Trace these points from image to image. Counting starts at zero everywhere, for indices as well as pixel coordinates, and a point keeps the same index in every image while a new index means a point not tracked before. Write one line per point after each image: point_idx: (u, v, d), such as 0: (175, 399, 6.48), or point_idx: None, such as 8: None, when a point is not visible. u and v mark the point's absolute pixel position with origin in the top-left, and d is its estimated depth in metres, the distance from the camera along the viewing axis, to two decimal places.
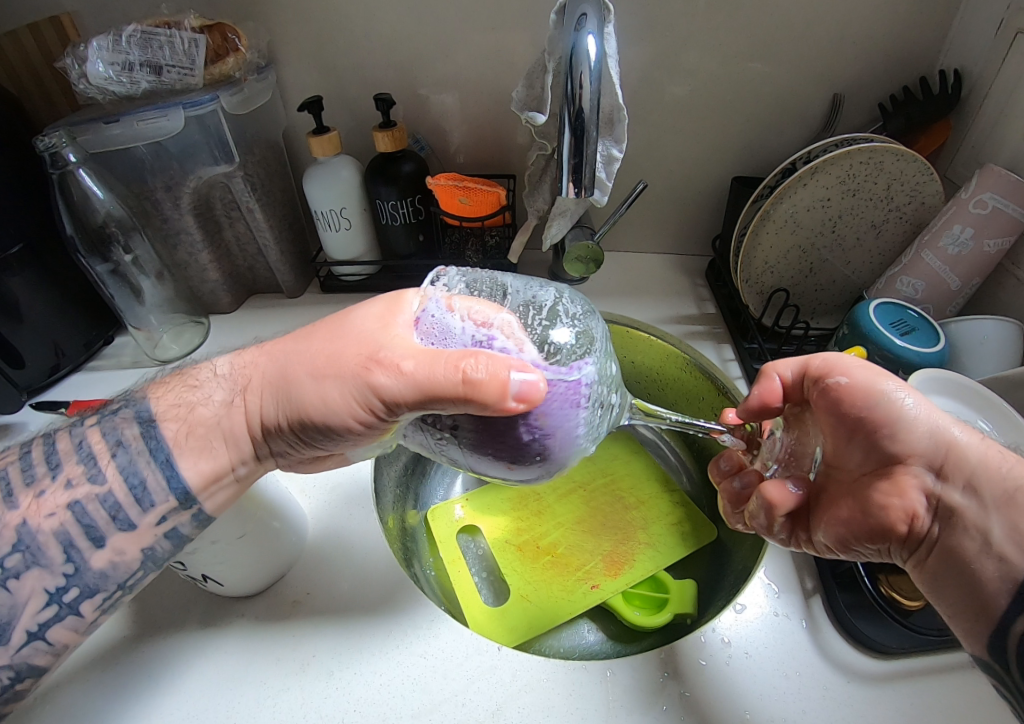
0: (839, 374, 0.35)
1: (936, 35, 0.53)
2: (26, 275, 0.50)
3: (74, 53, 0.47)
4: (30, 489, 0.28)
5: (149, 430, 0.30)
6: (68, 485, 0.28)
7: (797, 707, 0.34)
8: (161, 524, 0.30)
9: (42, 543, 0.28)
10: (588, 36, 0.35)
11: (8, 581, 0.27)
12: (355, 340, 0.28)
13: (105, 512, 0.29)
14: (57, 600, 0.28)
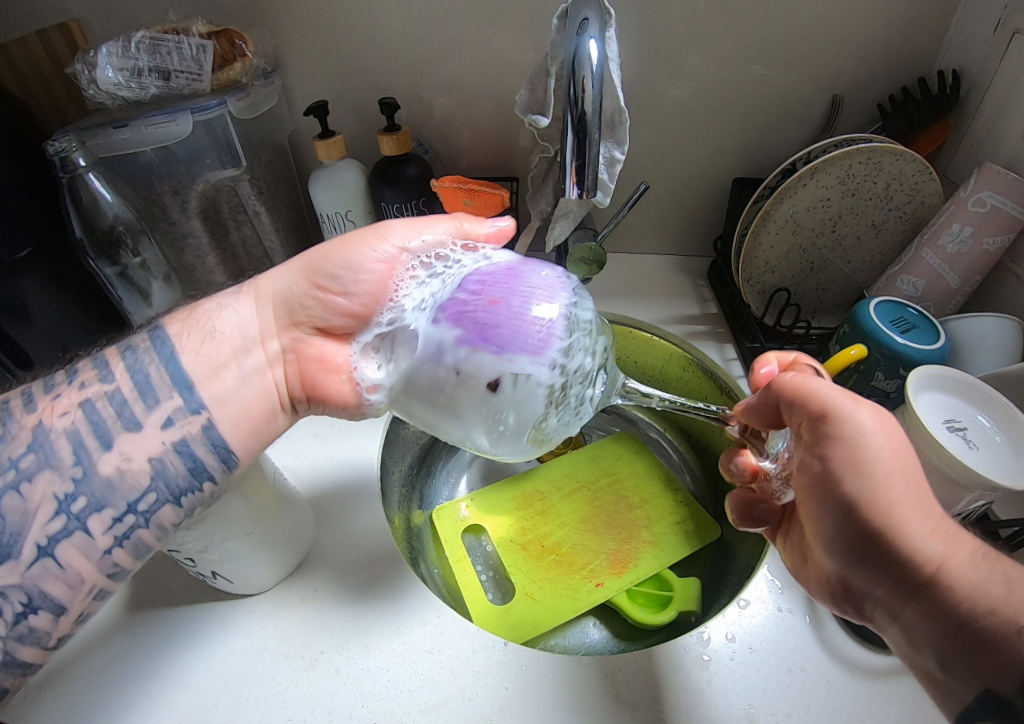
0: (808, 395, 0.30)
1: (934, 36, 0.54)
2: (36, 279, 0.51)
3: (83, 60, 0.48)
4: (46, 395, 0.30)
5: (157, 336, 0.34)
6: (81, 387, 0.31)
7: (802, 701, 0.34)
8: (167, 427, 0.31)
9: (53, 442, 0.28)
10: (590, 41, 0.36)
11: (21, 485, 0.27)
12: (341, 245, 0.38)
13: (115, 408, 0.30)
14: (65, 509, 0.27)
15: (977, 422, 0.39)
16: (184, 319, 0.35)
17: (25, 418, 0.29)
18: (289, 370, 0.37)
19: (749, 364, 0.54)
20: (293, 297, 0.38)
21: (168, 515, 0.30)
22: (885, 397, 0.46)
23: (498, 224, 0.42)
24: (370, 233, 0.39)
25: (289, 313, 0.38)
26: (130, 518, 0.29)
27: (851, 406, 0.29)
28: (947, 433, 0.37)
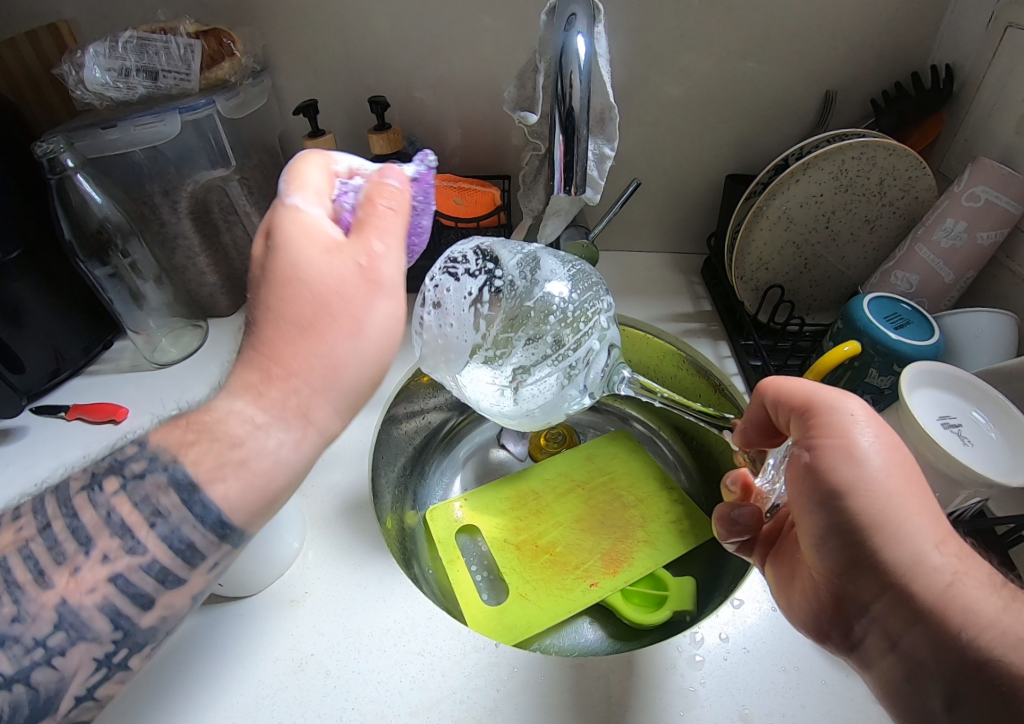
0: (806, 445, 0.29)
1: (928, 31, 0.54)
2: (27, 281, 0.51)
3: (71, 60, 0.48)
4: (62, 568, 0.24)
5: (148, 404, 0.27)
6: (105, 560, 0.24)
7: (797, 702, 0.34)
8: (216, 569, 0.27)
9: (87, 617, 0.24)
10: (578, 36, 0.35)
11: (53, 658, 0.23)
12: (307, 257, 0.26)
13: (156, 573, 0.25)
14: (107, 664, 0.25)
15: (972, 418, 0.38)
16: None
17: (44, 599, 0.23)
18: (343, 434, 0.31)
19: (744, 361, 0.53)
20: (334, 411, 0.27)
21: None
22: (879, 394, 0.46)
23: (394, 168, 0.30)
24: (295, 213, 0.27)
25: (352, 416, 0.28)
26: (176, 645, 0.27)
27: (850, 467, 0.27)
28: (941, 430, 0.37)
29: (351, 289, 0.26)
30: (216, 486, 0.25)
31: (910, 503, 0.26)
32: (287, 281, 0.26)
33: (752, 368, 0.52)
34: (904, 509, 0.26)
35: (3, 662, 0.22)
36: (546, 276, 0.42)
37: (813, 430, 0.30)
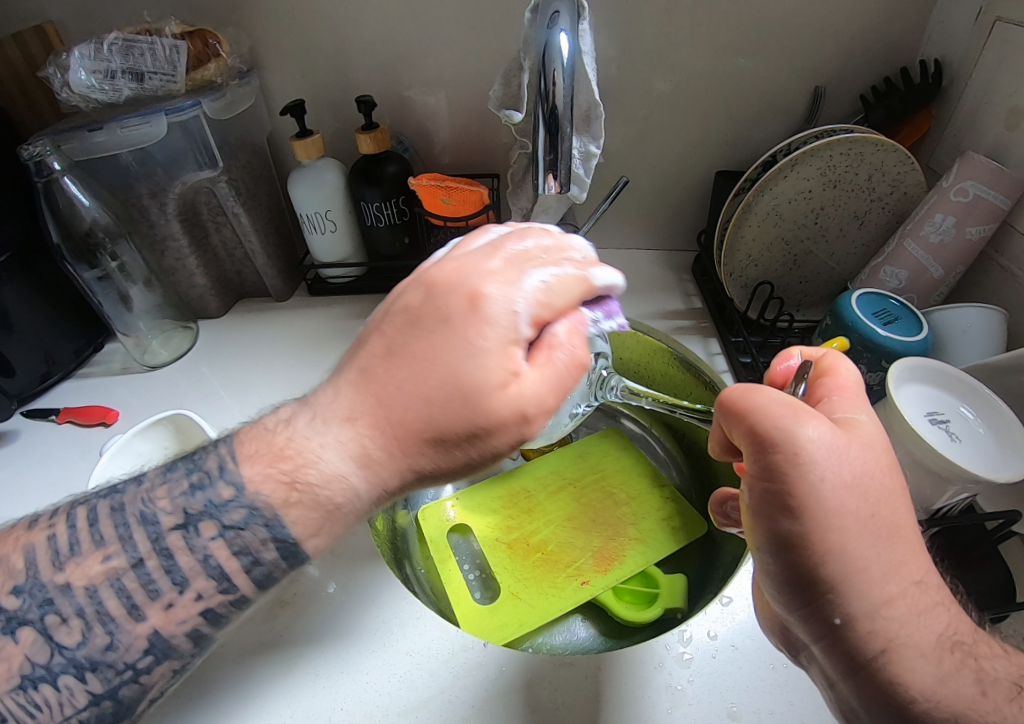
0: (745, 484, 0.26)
1: (916, 25, 0.53)
2: (16, 285, 0.51)
3: (55, 63, 0.48)
4: (154, 602, 0.26)
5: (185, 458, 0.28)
6: (196, 598, 0.26)
7: (785, 698, 0.34)
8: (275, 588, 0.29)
9: (171, 643, 0.26)
10: (560, 34, 0.35)
11: (139, 677, 0.26)
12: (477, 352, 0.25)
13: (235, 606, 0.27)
14: (183, 668, 0.28)
15: (960, 415, 0.38)
16: None
17: (138, 629, 0.26)
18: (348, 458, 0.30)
19: (734, 358, 0.53)
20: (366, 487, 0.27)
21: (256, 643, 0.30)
22: (868, 391, 0.46)
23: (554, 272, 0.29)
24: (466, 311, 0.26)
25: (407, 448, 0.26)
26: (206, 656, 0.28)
27: (783, 521, 0.24)
28: (929, 427, 0.37)
29: (509, 429, 0.25)
30: (291, 514, 0.26)
31: (855, 565, 0.23)
32: (433, 352, 0.25)
33: (742, 366, 0.52)
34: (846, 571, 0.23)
35: (99, 683, 0.25)
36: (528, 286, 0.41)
37: (760, 475, 0.25)
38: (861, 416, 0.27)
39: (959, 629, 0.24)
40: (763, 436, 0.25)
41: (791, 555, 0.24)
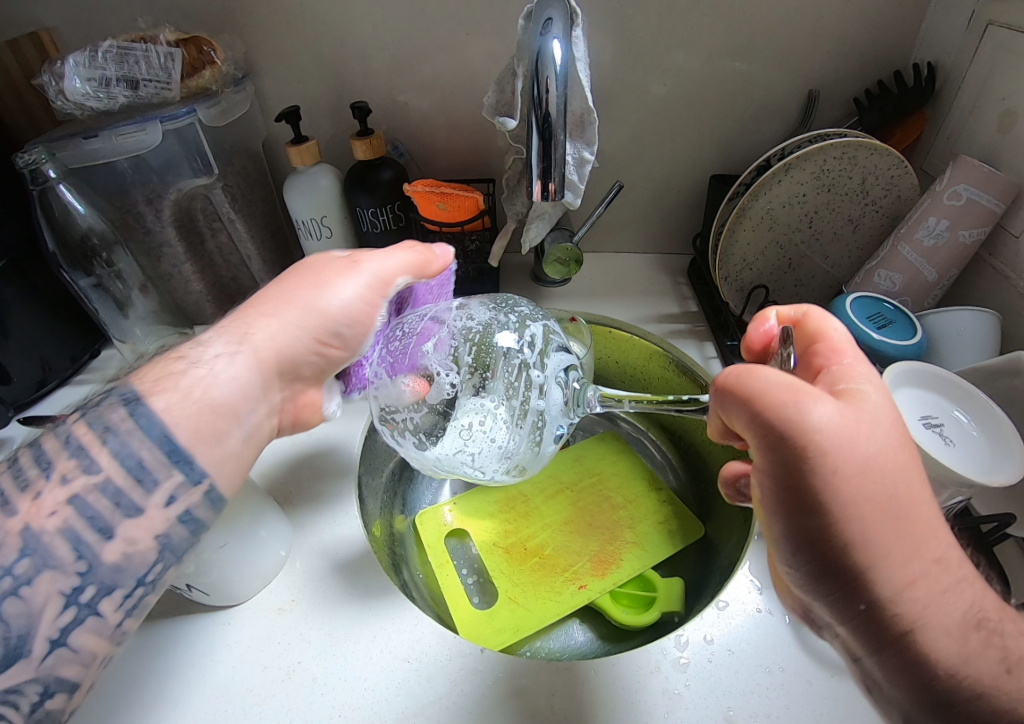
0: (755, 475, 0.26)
1: (909, 29, 0.54)
2: (10, 292, 0.51)
3: (51, 70, 0.48)
4: (25, 494, 0.25)
5: (123, 415, 0.28)
6: (63, 481, 0.26)
7: (780, 702, 0.34)
8: (171, 504, 0.28)
9: (49, 545, 0.25)
10: (554, 41, 0.35)
11: (20, 589, 0.24)
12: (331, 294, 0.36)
13: (188, 529, 0.29)
14: (74, 601, 0.25)
15: (954, 418, 0.39)
16: (151, 375, 0.30)
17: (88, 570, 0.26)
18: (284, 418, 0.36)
19: (729, 361, 0.54)
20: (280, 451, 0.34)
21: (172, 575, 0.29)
22: None
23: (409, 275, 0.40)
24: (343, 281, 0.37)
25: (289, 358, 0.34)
26: (140, 590, 0.28)
27: (800, 513, 0.24)
28: (922, 430, 0.37)
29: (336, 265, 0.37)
30: (217, 466, 0.30)
31: (878, 547, 0.24)
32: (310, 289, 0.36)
33: None
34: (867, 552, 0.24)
35: None
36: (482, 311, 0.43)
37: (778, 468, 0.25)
38: (861, 385, 0.27)
39: (984, 607, 0.26)
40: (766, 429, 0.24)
41: (821, 540, 0.24)
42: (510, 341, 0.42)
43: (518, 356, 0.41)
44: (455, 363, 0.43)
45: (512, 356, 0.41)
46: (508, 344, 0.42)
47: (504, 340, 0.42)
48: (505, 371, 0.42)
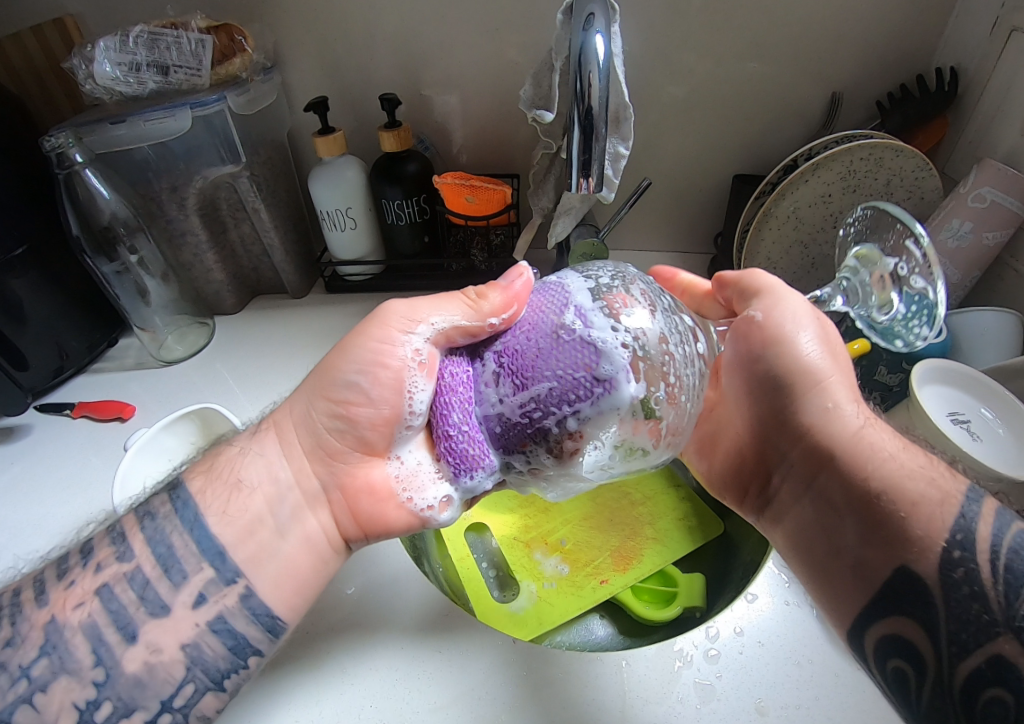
0: (758, 311, 0.37)
1: (932, 34, 0.54)
2: (30, 278, 0.50)
3: (80, 53, 0.48)
4: (58, 583, 0.30)
5: (178, 497, 0.33)
6: (96, 569, 0.30)
7: (810, 694, 0.34)
8: (196, 603, 0.31)
9: (69, 642, 0.28)
10: (597, 36, 0.36)
11: (35, 694, 0.26)
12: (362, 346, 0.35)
13: (223, 643, 0.31)
14: (89, 717, 0.27)
15: (980, 415, 0.39)
16: (206, 469, 0.35)
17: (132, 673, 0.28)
18: (336, 510, 0.36)
19: None
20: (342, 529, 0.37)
21: (208, 703, 0.30)
22: (888, 392, 0.47)
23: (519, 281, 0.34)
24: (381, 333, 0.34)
25: (323, 446, 0.36)
26: (167, 716, 0.29)
27: (786, 334, 0.36)
28: (950, 425, 0.38)
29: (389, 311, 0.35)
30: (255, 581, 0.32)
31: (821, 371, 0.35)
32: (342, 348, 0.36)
33: None
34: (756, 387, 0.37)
35: None
36: (581, 293, 0.30)
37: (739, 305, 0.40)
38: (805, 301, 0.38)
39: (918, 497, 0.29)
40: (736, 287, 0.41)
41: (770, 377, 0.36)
42: (649, 326, 0.29)
43: (639, 345, 0.28)
44: (619, 347, 0.27)
45: (641, 354, 0.28)
46: (631, 330, 0.28)
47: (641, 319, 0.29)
48: (668, 383, 0.29)
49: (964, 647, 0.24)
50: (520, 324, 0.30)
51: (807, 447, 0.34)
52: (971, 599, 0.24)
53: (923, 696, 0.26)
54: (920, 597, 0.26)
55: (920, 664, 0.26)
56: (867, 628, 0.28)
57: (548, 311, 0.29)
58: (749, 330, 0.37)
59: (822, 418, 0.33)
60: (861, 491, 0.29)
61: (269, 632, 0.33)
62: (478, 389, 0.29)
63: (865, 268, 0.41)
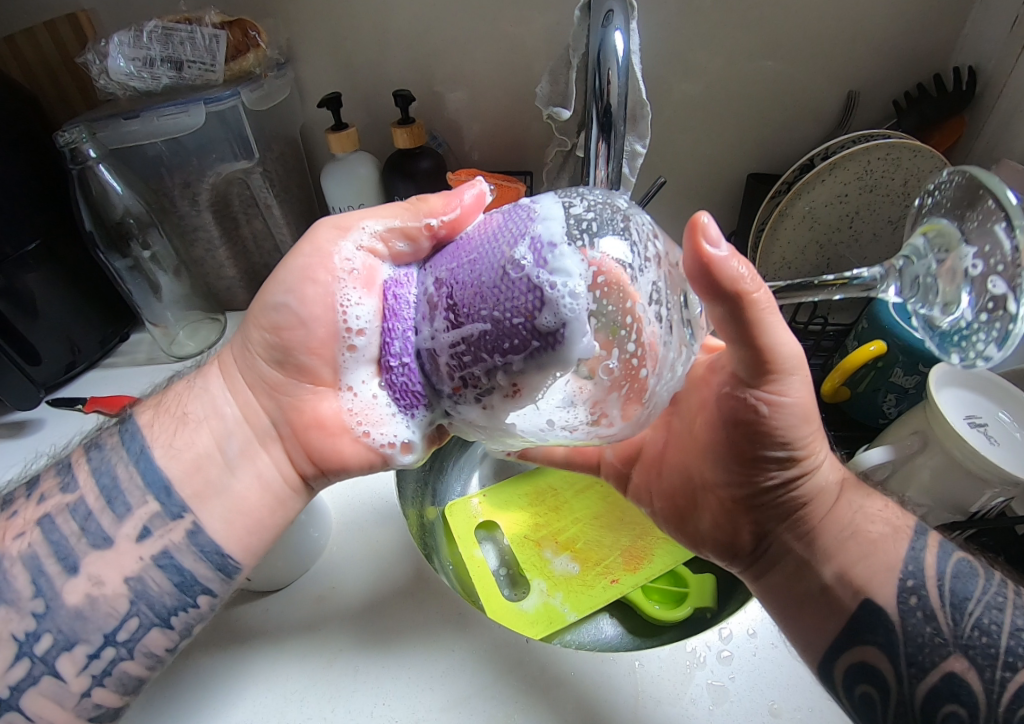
0: (763, 399, 0.29)
1: (951, 33, 0.54)
2: (44, 273, 0.50)
3: (94, 49, 0.48)
4: (4, 513, 0.32)
5: (127, 430, 0.34)
6: (39, 501, 0.32)
7: (824, 697, 0.34)
8: (139, 536, 0.32)
9: (12, 571, 0.29)
10: (616, 32, 0.35)
11: None
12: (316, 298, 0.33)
13: (170, 580, 0.32)
14: (28, 652, 0.28)
15: (997, 419, 0.39)
16: (155, 405, 0.36)
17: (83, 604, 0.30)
18: (292, 450, 0.36)
19: None
20: (303, 466, 0.36)
21: (156, 639, 0.31)
22: (904, 394, 0.47)
23: (474, 192, 0.34)
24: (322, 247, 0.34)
25: (269, 382, 0.35)
26: (110, 651, 0.30)
27: (793, 415, 0.29)
28: (968, 428, 0.37)
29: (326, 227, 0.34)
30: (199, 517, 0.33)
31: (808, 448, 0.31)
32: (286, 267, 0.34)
33: None
34: (756, 471, 0.32)
35: None
36: (554, 221, 0.25)
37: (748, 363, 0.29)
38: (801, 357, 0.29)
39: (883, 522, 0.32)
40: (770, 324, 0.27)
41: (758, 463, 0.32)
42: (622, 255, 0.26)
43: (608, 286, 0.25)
44: (569, 291, 0.23)
45: (608, 293, 0.25)
46: (601, 261, 0.25)
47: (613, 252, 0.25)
48: (626, 334, 0.26)
49: (921, 667, 0.28)
50: (459, 246, 0.27)
51: (802, 531, 0.32)
52: (924, 622, 0.29)
53: (889, 708, 0.29)
54: (883, 626, 0.29)
55: (884, 682, 0.29)
56: (834, 657, 0.30)
57: (497, 236, 0.25)
58: (759, 417, 0.30)
59: (822, 509, 0.32)
60: (870, 583, 0.30)
61: (220, 571, 0.33)
62: (411, 320, 0.28)
63: (939, 248, 0.31)
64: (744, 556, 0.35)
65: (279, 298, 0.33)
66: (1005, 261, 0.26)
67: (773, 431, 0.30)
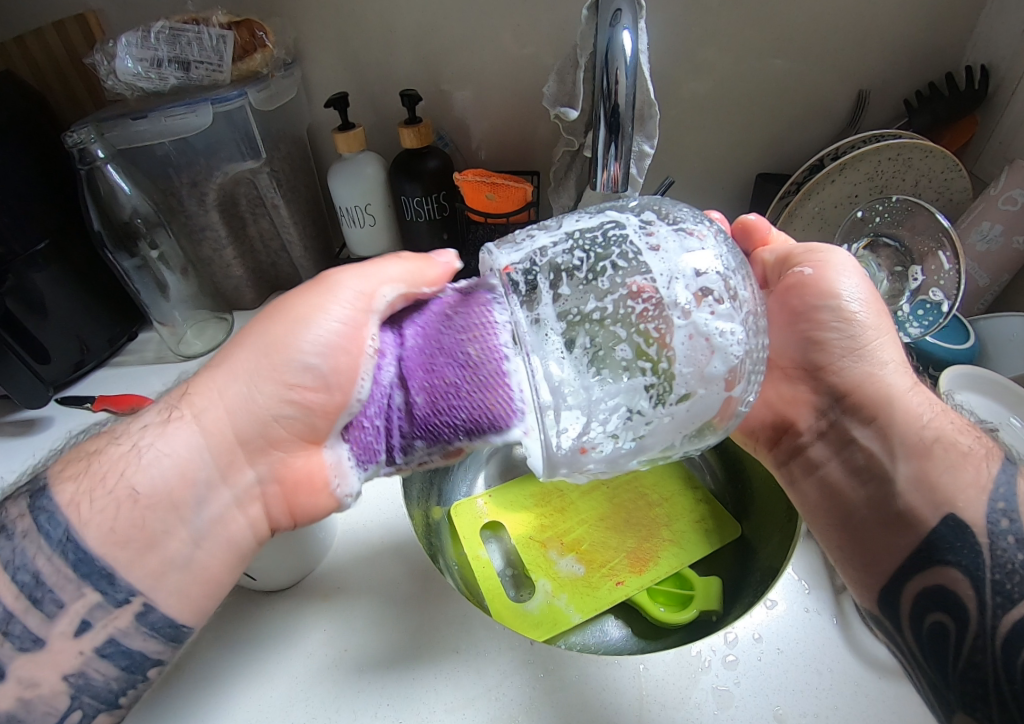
0: (807, 266, 0.39)
1: (964, 31, 0.53)
2: (52, 272, 0.51)
3: (103, 50, 0.48)
4: None
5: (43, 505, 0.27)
6: None
7: (829, 704, 0.34)
8: (80, 630, 0.27)
9: None
10: (624, 32, 0.35)
11: None
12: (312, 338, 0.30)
13: (115, 666, 0.28)
14: None
15: (1009, 424, 0.39)
16: (78, 470, 0.28)
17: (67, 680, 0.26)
18: (268, 503, 0.32)
19: None
20: (280, 519, 0.33)
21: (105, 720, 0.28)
22: None
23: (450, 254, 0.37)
24: (319, 298, 0.31)
25: (260, 433, 0.30)
26: None
27: (839, 285, 0.38)
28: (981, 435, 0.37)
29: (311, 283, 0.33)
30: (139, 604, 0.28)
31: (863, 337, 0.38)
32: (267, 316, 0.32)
33: None
34: (809, 343, 0.40)
35: None
36: (661, 244, 0.28)
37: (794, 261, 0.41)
38: (842, 261, 0.39)
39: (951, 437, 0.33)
40: (810, 250, 0.41)
41: (819, 344, 0.39)
42: (713, 271, 0.27)
43: (705, 306, 0.26)
44: (709, 317, 0.26)
45: (698, 325, 0.26)
46: (695, 281, 0.27)
47: (701, 263, 0.27)
48: (722, 355, 0.27)
49: (1008, 596, 0.27)
50: (438, 325, 0.31)
51: (849, 400, 0.38)
52: (1016, 549, 0.28)
53: (963, 643, 0.28)
54: (967, 545, 0.29)
55: (960, 614, 0.28)
56: (907, 581, 0.31)
57: (484, 334, 0.30)
58: (802, 285, 0.39)
59: (863, 376, 0.37)
60: (912, 436, 0.33)
61: (171, 641, 0.29)
62: (388, 389, 0.30)
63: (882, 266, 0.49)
64: (805, 440, 0.41)
65: (308, 357, 0.29)
66: (947, 277, 0.46)
67: (808, 289, 0.38)
